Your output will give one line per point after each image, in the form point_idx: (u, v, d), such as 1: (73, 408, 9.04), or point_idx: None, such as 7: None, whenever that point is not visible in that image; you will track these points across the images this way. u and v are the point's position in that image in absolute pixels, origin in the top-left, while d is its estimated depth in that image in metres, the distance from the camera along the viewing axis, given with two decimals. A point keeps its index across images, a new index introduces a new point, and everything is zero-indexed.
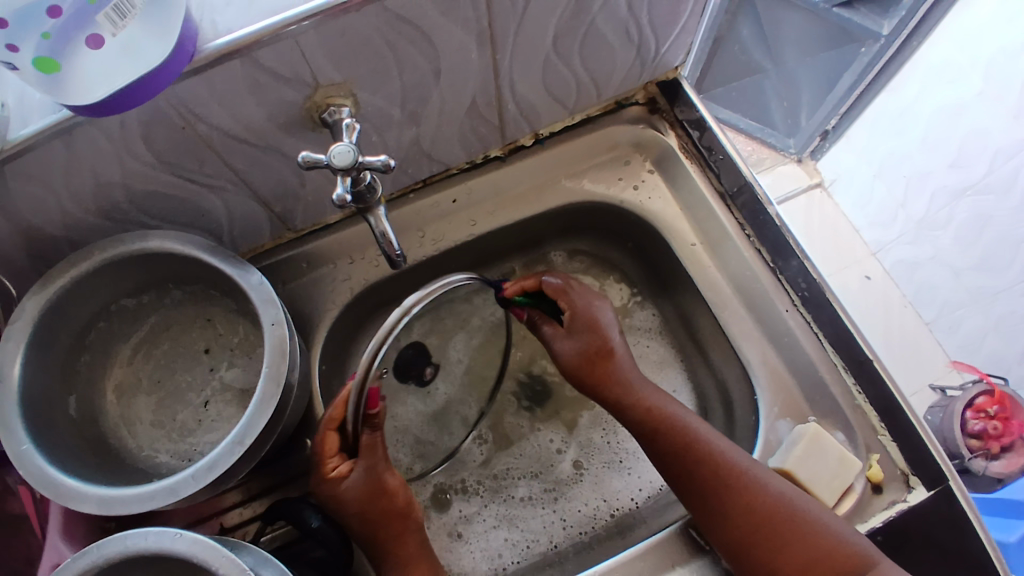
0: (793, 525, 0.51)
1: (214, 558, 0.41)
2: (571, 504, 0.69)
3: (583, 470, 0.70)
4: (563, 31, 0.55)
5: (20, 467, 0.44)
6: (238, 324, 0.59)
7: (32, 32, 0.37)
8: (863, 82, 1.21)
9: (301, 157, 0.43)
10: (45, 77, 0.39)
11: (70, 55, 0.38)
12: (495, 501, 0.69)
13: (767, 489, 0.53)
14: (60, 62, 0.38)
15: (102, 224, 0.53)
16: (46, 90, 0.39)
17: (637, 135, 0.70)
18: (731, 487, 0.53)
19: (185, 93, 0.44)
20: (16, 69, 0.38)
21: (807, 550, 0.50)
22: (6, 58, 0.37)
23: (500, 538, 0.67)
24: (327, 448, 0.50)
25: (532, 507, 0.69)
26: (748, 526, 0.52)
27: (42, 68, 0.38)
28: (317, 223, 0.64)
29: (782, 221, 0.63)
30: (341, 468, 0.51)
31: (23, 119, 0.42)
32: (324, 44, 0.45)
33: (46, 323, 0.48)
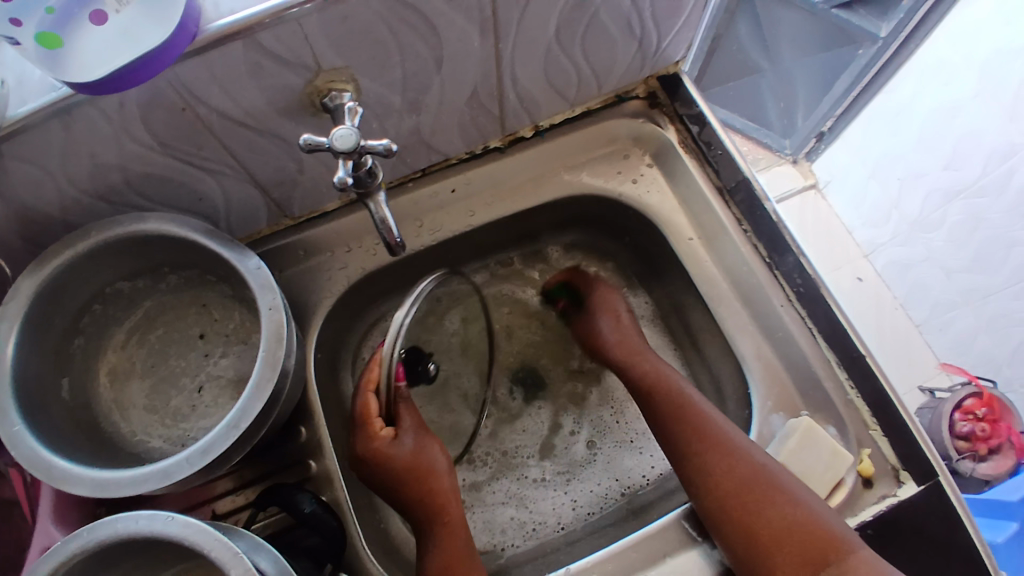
0: (773, 494, 0.51)
1: (206, 541, 0.41)
2: (583, 485, 0.70)
3: (596, 450, 0.72)
4: (565, 23, 0.55)
5: (12, 449, 0.44)
6: (232, 310, 0.58)
7: (36, 8, 0.38)
8: (860, 85, 1.21)
9: (302, 140, 0.42)
10: (45, 54, 0.39)
11: (74, 30, 0.39)
12: (506, 477, 0.71)
13: (759, 465, 0.54)
14: (63, 39, 0.39)
15: (98, 206, 0.52)
16: (45, 67, 0.39)
17: (636, 129, 0.70)
18: (726, 462, 0.54)
19: (186, 74, 0.44)
20: (18, 44, 0.39)
21: (793, 527, 0.50)
22: (8, 33, 0.38)
23: (507, 516, 0.69)
24: (370, 410, 0.53)
25: (545, 488, 0.70)
26: (736, 500, 0.52)
27: (45, 43, 0.39)
28: (315, 210, 0.64)
29: (779, 217, 0.63)
30: (385, 431, 0.53)
31: (20, 98, 0.42)
32: (326, 28, 0.45)
33: (42, 304, 0.48)
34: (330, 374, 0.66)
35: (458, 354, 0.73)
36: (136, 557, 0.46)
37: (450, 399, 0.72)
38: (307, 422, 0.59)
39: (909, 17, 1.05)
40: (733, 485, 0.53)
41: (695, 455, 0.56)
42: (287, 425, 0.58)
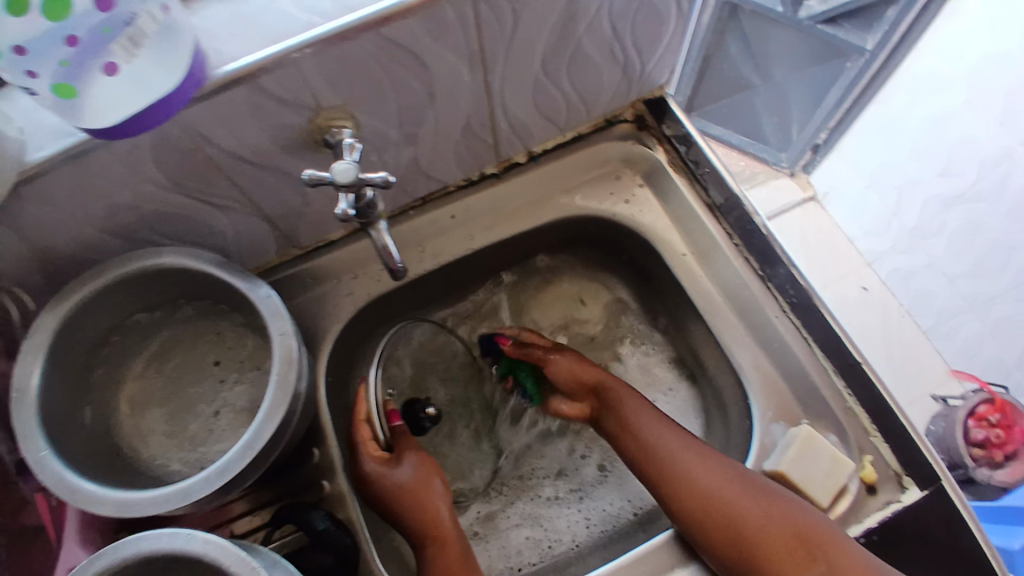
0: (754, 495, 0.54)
1: (224, 557, 0.43)
2: (596, 503, 0.71)
3: (608, 468, 0.74)
4: (551, 53, 0.59)
5: (39, 473, 0.46)
6: (245, 338, 0.61)
7: (50, 61, 0.39)
8: (850, 98, 1.22)
9: (306, 175, 0.45)
10: (61, 102, 0.41)
11: (88, 80, 0.41)
12: (521, 500, 0.72)
13: (735, 474, 0.56)
14: (76, 88, 0.41)
15: (115, 244, 0.55)
16: (65, 113, 0.42)
17: (625, 150, 0.73)
18: (700, 474, 0.56)
19: (195, 117, 0.47)
20: (35, 94, 0.41)
21: (771, 526, 0.53)
22: (25, 84, 0.40)
23: (522, 536, 0.70)
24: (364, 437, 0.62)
25: (558, 507, 0.71)
26: (721, 513, 0.54)
27: (61, 94, 0.41)
28: (321, 240, 0.67)
29: (769, 232, 0.65)
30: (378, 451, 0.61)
31: (39, 142, 0.45)
32: (324, 69, 0.48)
33: (66, 335, 0.51)
34: (340, 397, 0.68)
35: (459, 384, 0.77)
36: None
37: (456, 429, 0.75)
38: (320, 444, 0.62)
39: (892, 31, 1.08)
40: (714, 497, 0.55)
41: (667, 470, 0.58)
42: (299, 448, 0.60)
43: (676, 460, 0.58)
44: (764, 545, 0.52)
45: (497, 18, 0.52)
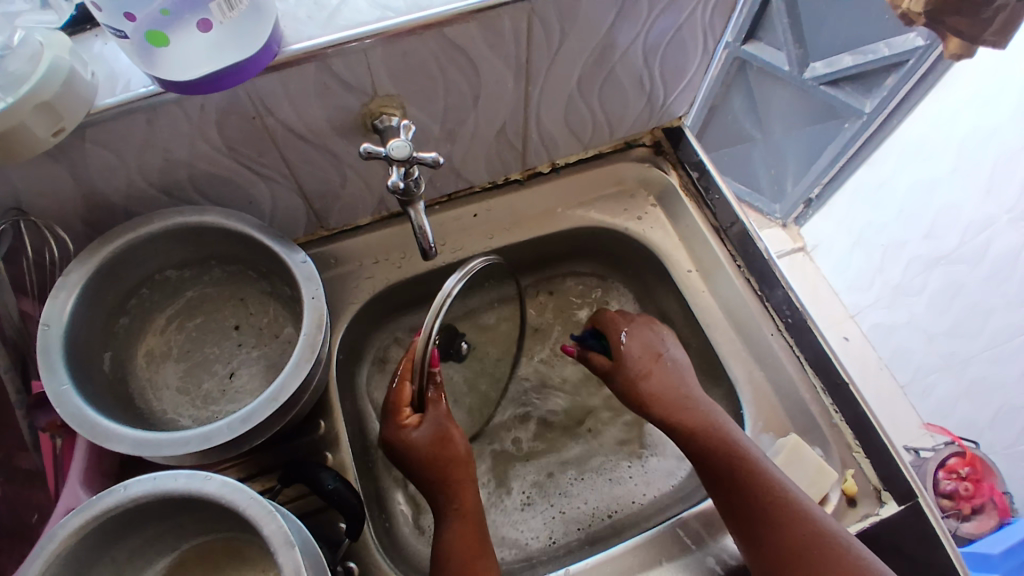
0: (835, 557, 0.51)
1: (241, 500, 0.44)
2: (571, 502, 0.71)
3: (600, 470, 0.73)
4: (587, 74, 0.64)
5: (57, 405, 0.48)
6: (267, 305, 0.63)
7: (153, 7, 0.43)
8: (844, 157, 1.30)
9: (362, 149, 0.50)
10: (145, 46, 0.44)
11: (178, 30, 0.44)
12: (498, 496, 0.72)
13: (814, 530, 0.53)
14: (168, 37, 0.44)
15: (160, 198, 0.59)
16: (149, 60, 0.45)
17: (642, 173, 0.77)
18: (779, 524, 0.54)
19: (263, 87, 0.50)
20: (127, 37, 0.44)
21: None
22: (122, 26, 0.43)
23: (507, 529, 0.69)
24: (401, 399, 0.56)
25: (534, 505, 0.71)
26: (782, 555, 0.53)
27: (149, 40, 0.44)
28: (349, 224, 0.71)
29: (769, 254, 0.70)
30: (411, 419, 0.55)
31: (109, 90, 0.49)
32: (387, 59, 0.52)
33: (98, 280, 0.54)
34: (348, 375, 0.70)
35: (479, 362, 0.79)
36: (165, 517, 0.49)
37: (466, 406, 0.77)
38: (327, 417, 0.63)
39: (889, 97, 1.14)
40: (781, 547, 0.53)
41: (739, 506, 0.56)
42: (307, 418, 0.62)
43: (754, 502, 0.55)
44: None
45: (547, 33, 0.57)
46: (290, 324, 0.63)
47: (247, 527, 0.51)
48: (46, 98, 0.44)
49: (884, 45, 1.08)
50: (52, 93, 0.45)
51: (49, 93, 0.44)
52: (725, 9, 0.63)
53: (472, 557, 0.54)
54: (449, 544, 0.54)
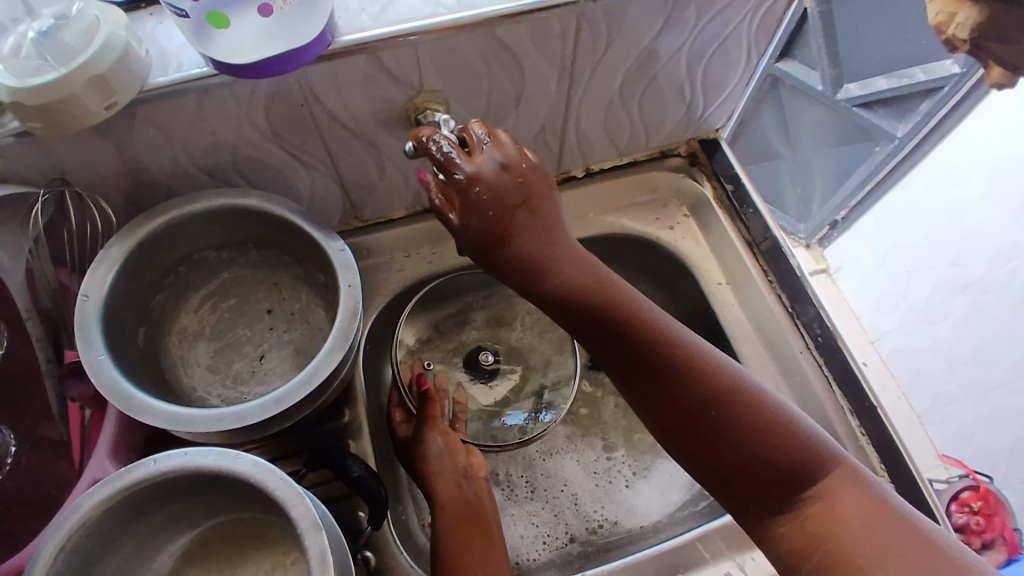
0: (763, 429, 0.47)
1: (271, 481, 0.45)
2: (590, 507, 0.71)
3: (603, 477, 0.73)
4: (629, 80, 0.64)
5: (93, 376, 0.48)
6: (300, 291, 0.64)
7: None
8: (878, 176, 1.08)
9: (411, 140, 0.52)
10: (203, 27, 0.45)
11: (238, 12, 0.45)
12: (522, 499, 0.71)
13: (734, 389, 0.48)
14: (229, 19, 0.46)
15: (202, 178, 0.60)
16: (207, 41, 0.46)
17: (676, 183, 0.78)
18: (703, 399, 0.48)
19: (313, 76, 0.51)
20: (186, 17, 0.45)
21: (780, 457, 0.46)
22: (184, 6, 0.44)
23: (517, 534, 0.69)
24: (395, 417, 0.68)
25: (554, 507, 0.71)
26: (706, 435, 0.48)
27: (210, 21, 0.45)
28: (382, 216, 0.72)
29: (802, 271, 0.69)
30: (404, 426, 0.67)
31: (162, 69, 0.50)
32: (435, 55, 0.53)
33: (138, 255, 0.55)
34: (375, 367, 0.71)
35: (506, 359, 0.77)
36: (192, 493, 0.50)
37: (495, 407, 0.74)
38: (351, 406, 0.64)
39: (914, 160, 1.12)
40: (705, 422, 0.48)
41: (659, 389, 0.49)
42: (332, 405, 0.63)
43: (674, 377, 0.49)
44: (768, 483, 0.46)
45: (593, 38, 0.57)
46: (321, 311, 0.63)
47: (272, 508, 0.51)
48: (100, 71, 0.45)
49: (921, 69, 0.97)
50: (106, 67, 0.46)
51: (103, 67, 0.45)
52: (772, 22, 0.63)
53: (467, 542, 0.56)
54: (449, 543, 0.56)
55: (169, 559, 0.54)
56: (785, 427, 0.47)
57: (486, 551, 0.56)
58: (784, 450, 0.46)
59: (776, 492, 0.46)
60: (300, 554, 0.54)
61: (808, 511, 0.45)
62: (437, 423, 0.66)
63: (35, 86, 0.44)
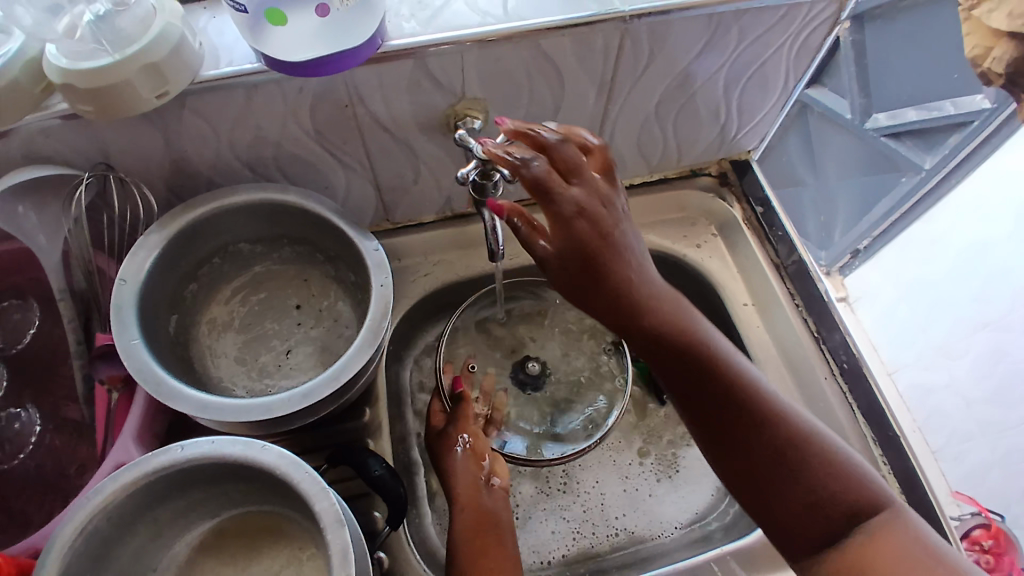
0: (808, 446, 0.49)
1: (295, 473, 0.45)
2: (616, 510, 0.71)
3: (627, 482, 0.72)
4: (666, 98, 0.64)
5: (126, 359, 0.49)
6: (329, 289, 0.65)
7: None
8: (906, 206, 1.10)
9: (459, 134, 0.55)
10: (260, 21, 0.47)
11: (296, 10, 0.47)
12: (553, 495, 0.71)
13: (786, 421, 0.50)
14: (286, 16, 0.47)
15: (242, 172, 0.61)
16: (261, 38, 0.47)
17: (706, 203, 0.78)
18: (766, 433, 0.49)
19: (360, 77, 0.52)
20: (245, 12, 0.47)
21: (834, 473, 0.48)
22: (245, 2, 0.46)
23: (549, 531, 0.69)
24: (434, 409, 0.68)
25: (580, 504, 0.71)
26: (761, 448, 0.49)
27: (268, 17, 0.47)
28: (413, 220, 0.72)
29: (829, 297, 0.70)
30: (438, 420, 0.67)
31: (213, 63, 0.51)
32: (481, 64, 0.54)
33: (176, 243, 0.56)
34: (395, 367, 0.71)
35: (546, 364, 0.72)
36: (212, 482, 0.50)
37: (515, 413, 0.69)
38: (372, 405, 0.64)
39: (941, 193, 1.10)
40: (767, 450, 0.49)
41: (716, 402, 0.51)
42: (354, 404, 0.63)
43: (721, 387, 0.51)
44: (827, 513, 0.47)
45: (635, 55, 0.58)
46: (349, 310, 0.64)
47: (292, 501, 0.51)
48: (156, 60, 0.47)
49: (949, 103, 0.99)
50: (162, 57, 0.47)
51: (156, 57, 0.46)
52: (808, 54, 0.64)
53: (481, 547, 0.57)
54: (461, 548, 0.56)
55: (185, 547, 0.54)
56: (835, 460, 0.49)
57: (500, 559, 0.56)
58: (840, 483, 0.48)
59: (828, 520, 0.47)
60: (316, 551, 0.54)
61: (857, 539, 0.46)
62: (468, 424, 0.65)
63: (87, 69, 0.45)
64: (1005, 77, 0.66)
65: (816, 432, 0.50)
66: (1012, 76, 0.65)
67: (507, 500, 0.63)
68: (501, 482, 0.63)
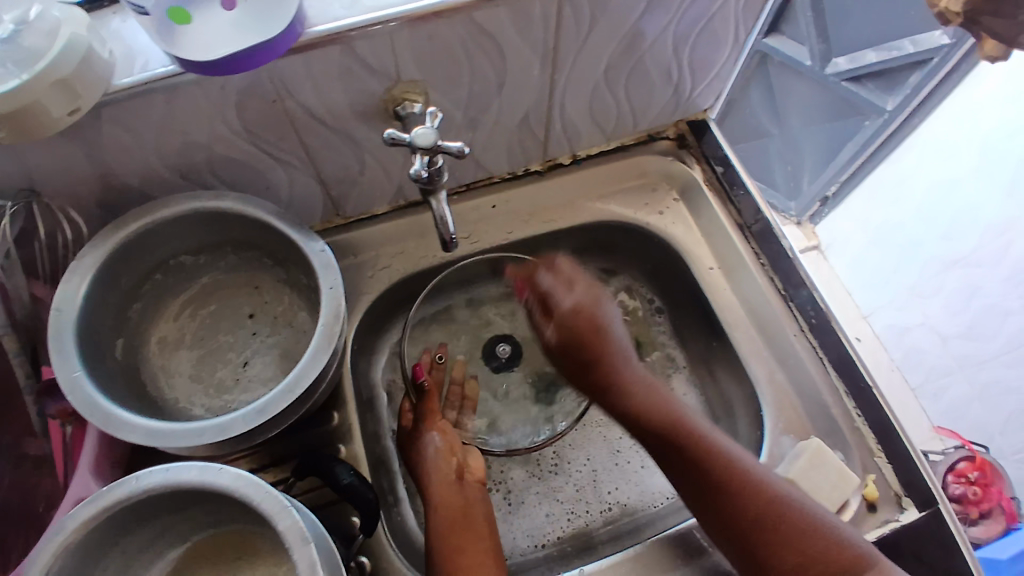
0: (794, 519, 0.52)
1: (256, 494, 0.43)
2: (608, 485, 0.70)
3: (619, 456, 0.72)
4: (615, 63, 0.62)
5: (69, 393, 0.46)
6: (283, 293, 0.62)
7: None
8: (877, 141, 1.09)
9: (387, 135, 0.50)
10: (166, 23, 0.43)
11: (201, 8, 0.44)
12: (544, 475, 0.71)
13: (767, 489, 0.53)
14: (190, 14, 0.44)
15: (176, 181, 0.57)
16: (172, 39, 0.44)
17: (666, 167, 0.76)
18: (746, 504, 0.53)
19: (286, 69, 0.49)
20: (146, 15, 0.43)
21: (817, 541, 0.51)
22: (144, 3, 0.42)
23: (543, 514, 0.69)
24: (403, 408, 0.69)
25: (573, 482, 0.70)
26: (745, 519, 0.53)
27: (172, 18, 0.43)
28: (365, 212, 0.70)
29: (794, 254, 0.69)
30: (408, 419, 0.68)
31: (126, 69, 0.47)
32: (414, 44, 0.51)
33: (111, 263, 0.52)
34: (363, 365, 0.70)
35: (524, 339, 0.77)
36: (173, 509, 0.48)
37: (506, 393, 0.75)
38: (340, 408, 0.62)
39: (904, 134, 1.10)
40: (753, 529, 0.52)
41: (688, 469, 0.56)
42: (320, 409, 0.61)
43: (694, 462, 0.56)
44: None
45: (577, 21, 0.55)
46: (305, 313, 0.62)
47: (259, 519, 0.50)
48: (66, 74, 0.43)
49: (909, 42, 0.96)
50: (71, 70, 0.43)
51: (66, 72, 0.43)
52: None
53: (459, 543, 0.56)
54: (441, 546, 0.56)
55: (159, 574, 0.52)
56: (813, 527, 0.52)
57: (481, 553, 0.55)
58: (822, 554, 0.50)
59: None
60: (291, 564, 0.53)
61: None
62: (435, 420, 0.66)
63: None
64: (961, 15, 0.64)
65: (802, 505, 0.53)
66: (967, 14, 0.63)
67: (483, 493, 0.62)
68: (475, 475, 0.62)
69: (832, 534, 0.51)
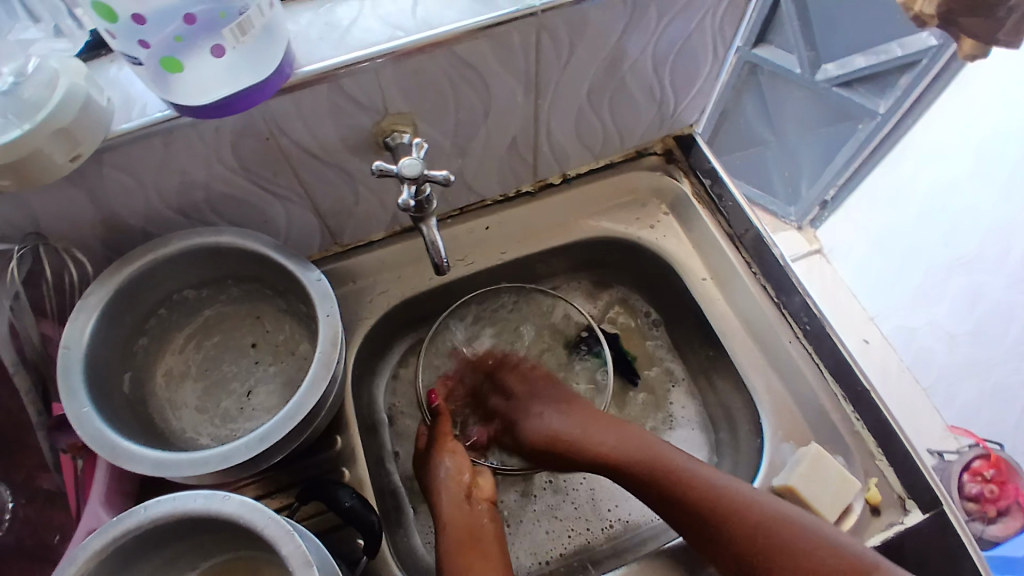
0: (786, 536, 0.55)
1: (259, 519, 0.44)
2: (608, 501, 0.71)
3: None
4: (597, 85, 0.64)
5: (79, 428, 0.48)
6: (283, 323, 0.64)
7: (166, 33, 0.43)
8: (870, 146, 1.13)
9: (377, 166, 0.52)
10: (160, 72, 0.44)
11: (191, 55, 0.44)
12: (544, 494, 0.71)
13: (750, 508, 0.56)
14: (183, 62, 0.44)
15: (177, 219, 0.60)
16: (165, 86, 0.45)
17: (655, 182, 0.77)
18: (739, 529, 0.56)
19: (277, 109, 0.51)
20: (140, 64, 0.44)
21: (812, 552, 0.54)
22: (137, 54, 0.43)
23: (543, 532, 0.69)
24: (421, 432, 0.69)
25: (572, 499, 0.71)
26: (740, 543, 0.55)
27: (165, 67, 0.44)
28: (362, 240, 0.71)
29: (785, 262, 0.70)
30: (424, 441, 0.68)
31: (125, 115, 0.50)
32: (398, 78, 0.53)
33: (117, 300, 0.54)
34: (365, 390, 0.71)
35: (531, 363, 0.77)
36: (180, 538, 0.50)
37: None
38: (343, 432, 0.64)
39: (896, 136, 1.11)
40: (753, 551, 0.55)
41: (676, 503, 0.59)
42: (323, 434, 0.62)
43: (677, 493, 0.59)
44: None
45: (555, 48, 0.57)
46: (306, 341, 0.64)
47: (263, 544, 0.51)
48: (65, 124, 0.45)
49: (897, 44, 0.97)
50: (69, 120, 0.45)
51: (67, 120, 0.45)
52: (734, 17, 0.63)
53: (466, 563, 0.57)
54: (450, 567, 0.57)
55: None
56: (801, 539, 0.54)
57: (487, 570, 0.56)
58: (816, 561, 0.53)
59: None
60: None
61: None
62: (445, 443, 0.66)
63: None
64: None
65: (787, 517, 0.56)
66: None
67: (493, 512, 0.62)
68: (484, 495, 0.63)
69: (823, 541, 0.54)
